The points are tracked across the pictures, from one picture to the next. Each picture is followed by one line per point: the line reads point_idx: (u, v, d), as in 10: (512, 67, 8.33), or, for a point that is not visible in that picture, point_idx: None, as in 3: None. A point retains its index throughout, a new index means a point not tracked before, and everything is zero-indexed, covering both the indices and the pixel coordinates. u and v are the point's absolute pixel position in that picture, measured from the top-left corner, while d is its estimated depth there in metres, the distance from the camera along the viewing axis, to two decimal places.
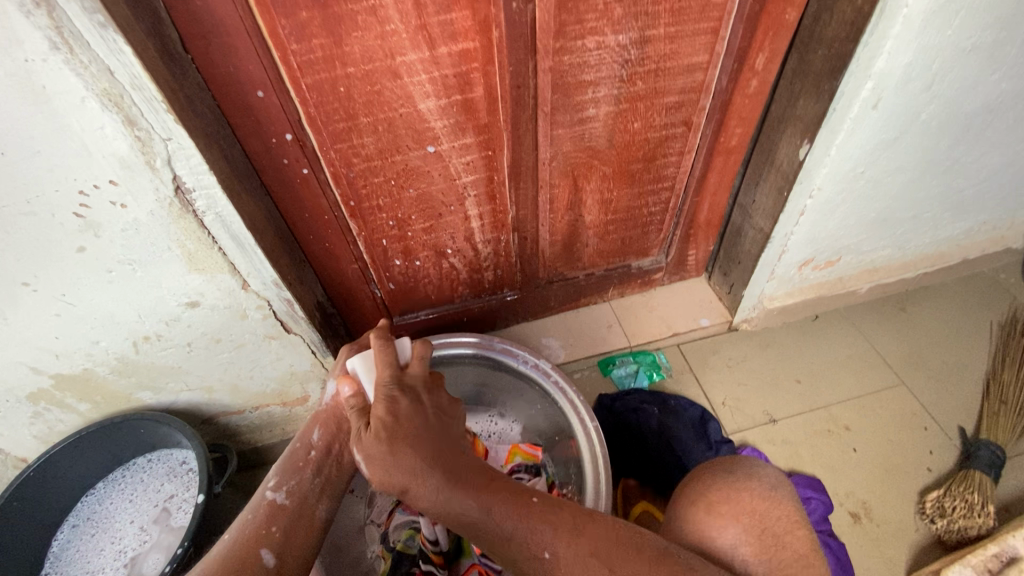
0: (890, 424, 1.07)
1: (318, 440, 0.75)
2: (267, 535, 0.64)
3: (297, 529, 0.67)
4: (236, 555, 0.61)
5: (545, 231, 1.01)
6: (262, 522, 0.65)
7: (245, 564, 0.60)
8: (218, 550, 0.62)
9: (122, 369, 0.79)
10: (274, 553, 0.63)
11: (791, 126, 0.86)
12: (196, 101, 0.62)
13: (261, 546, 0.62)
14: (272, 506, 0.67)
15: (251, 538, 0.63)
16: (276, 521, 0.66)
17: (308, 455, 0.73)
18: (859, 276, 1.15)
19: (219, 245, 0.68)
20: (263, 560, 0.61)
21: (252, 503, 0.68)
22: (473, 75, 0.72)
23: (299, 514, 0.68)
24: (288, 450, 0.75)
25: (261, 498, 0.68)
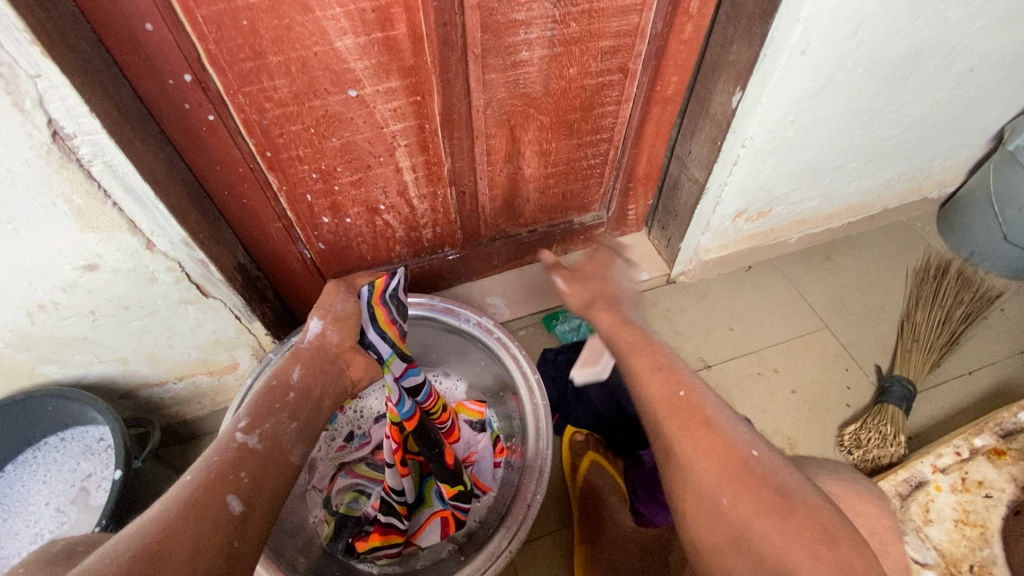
0: (813, 365, 1.13)
1: (298, 381, 0.69)
2: (235, 480, 0.55)
3: (268, 476, 0.57)
4: (197, 500, 0.51)
5: (484, 185, 0.98)
6: (229, 465, 0.56)
7: (209, 510, 0.51)
8: (173, 495, 0.52)
9: (19, 342, 0.72)
10: (243, 499, 0.53)
11: (725, 73, 0.85)
12: (71, 33, 0.54)
13: (229, 492, 0.53)
14: (243, 449, 0.58)
15: (215, 481, 0.54)
16: (245, 465, 0.56)
17: (287, 395, 0.67)
18: (790, 226, 1.19)
19: (114, 201, 0.61)
20: (229, 507, 0.52)
21: (218, 444, 0.59)
22: (394, 10, 0.66)
23: (271, 459, 0.59)
24: (262, 387, 0.67)
25: (229, 440, 0.59)
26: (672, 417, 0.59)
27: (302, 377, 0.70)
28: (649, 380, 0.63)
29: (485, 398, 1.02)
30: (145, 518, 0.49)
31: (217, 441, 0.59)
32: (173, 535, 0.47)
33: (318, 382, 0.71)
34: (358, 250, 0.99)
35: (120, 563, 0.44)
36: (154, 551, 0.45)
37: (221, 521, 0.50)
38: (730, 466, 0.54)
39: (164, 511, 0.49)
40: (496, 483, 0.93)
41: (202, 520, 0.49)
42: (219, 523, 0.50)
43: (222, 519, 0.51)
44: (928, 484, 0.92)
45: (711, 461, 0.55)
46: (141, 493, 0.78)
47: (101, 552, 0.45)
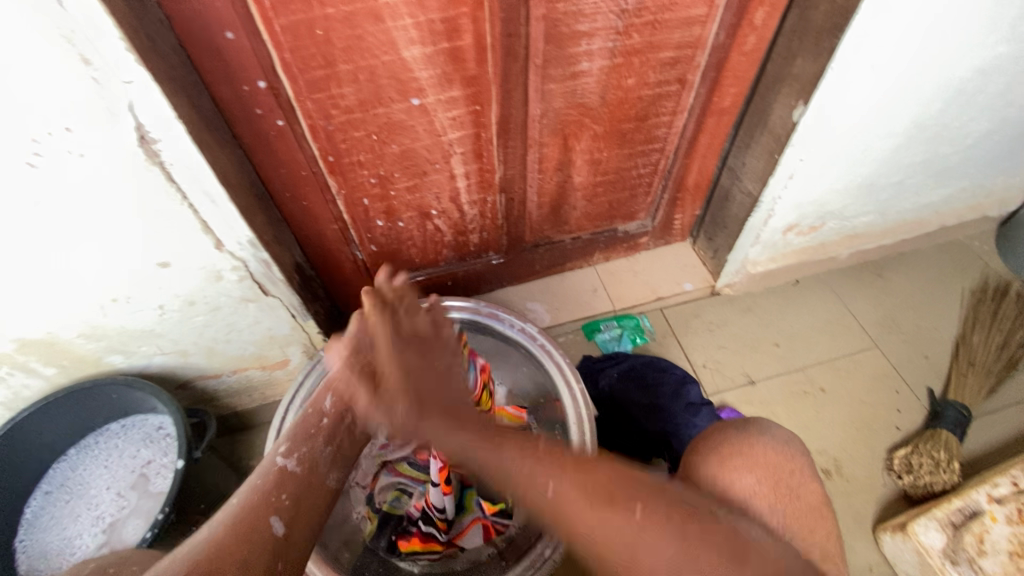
0: (861, 386, 1.10)
1: (331, 409, 0.65)
2: (276, 503, 0.55)
3: (307, 498, 0.58)
4: (244, 522, 0.52)
5: (533, 192, 0.98)
6: (271, 487, 0.56)
7: (253, 534, 0.51)
8: (221, 517, 0.53)
9: (90, 333, 0.75)
10: (286, 521, 0.54)
11: (787, 86, 0.84)
12: (160, 40, 0.56)
13: (271, 513, 0.54)
14: (283, 473, 0.58)
15: (257, 505, 0.54)
16: (286, 488, 0.56)
17: (320, 422, 0.64)
18: (841, 242, 1.17)
19: (190, 201, 0.63)
20: (273, 529, 0.53)
21: (260, 468, 0.59)
22: (462, 21, 0.67)
23: (309, 482, 0.59)
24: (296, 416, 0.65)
25: (269, 464, 0.59)
26: (581, 487, 0.56)
27: (334, 404, 0.66)
28: (509, 449, 0.59)
29: (525, 404, 1.02)
30: (198, 538, 0.51)
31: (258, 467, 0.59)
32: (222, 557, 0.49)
33: (354, 409, 0.66)
34: (408, 253, 1.00)
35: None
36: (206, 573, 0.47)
37: (262, 546, 0.51)
38: (616, 508, 0.54)
39: (215, 532, 0.51)
40: None
41: (247, 544, 0.50)
42: (264, 546, 0.51)
43: (265, 542, 0.51)
44: (983, 514, 0.88)
45: (598, 509, 0.54)
46: (199, 482, 0.80)
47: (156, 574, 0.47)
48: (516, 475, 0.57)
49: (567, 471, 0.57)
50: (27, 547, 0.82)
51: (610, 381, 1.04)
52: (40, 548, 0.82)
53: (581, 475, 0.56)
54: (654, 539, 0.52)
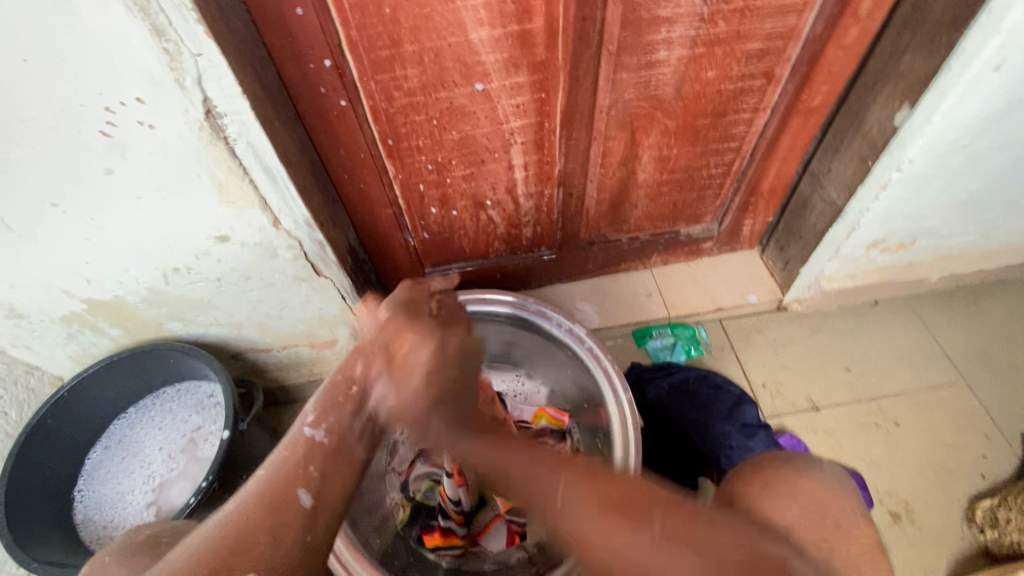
0: (942, 424, 0.99)
1: (367, 370, 0.55)
2: (303, 476, 0.48)
3: (339, 470, 0.49)
4: (269, 495, 0.46)
5: (593, 188, 0.94)
6: (297, 458, 0.48)
7: (280, 507, 0.46)
8: (249, 484, 0.47)
9: (152, 299, 0.78)
10: (314, 493, 0.47)
11: (889, 86, 0.75)
12: (231, 15, 0.56)
13: (298, 486, 0.47)
14: (310, 445, 0.49)
15: (285, 473, 0.47)
16: (314, 460, 0.48)
17: (349, 390, 0.52)
18: (932, 263, 1.05)
19: (250, 178, 0.63)
20: (299, 502, 0.47)
21: (287, 436, 0.50)
22: (534, 3, 0.64)
23: (343, 452, 0.50)
24: (323, 375, 0.53)
25: (296, 434, 0.50)
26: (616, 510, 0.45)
27: (365, 368, 0.53)
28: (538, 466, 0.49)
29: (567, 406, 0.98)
30: (226, 510, 0.47)
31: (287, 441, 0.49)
32: (245, 535, 0.45)
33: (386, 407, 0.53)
34: (459, 242, 0.98)
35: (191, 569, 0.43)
36: (231, 552, 0.44)
37: (292, 522, 0.46)
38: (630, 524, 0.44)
39: (239, 508, 0.46)
40: None
41: (274, 516, 0.46)
42: (291, 522, 0.46)
43: (295, 519, 0.46)
44: None
45: (604, 517, 0.45)
46: (245, 454, 0.82)
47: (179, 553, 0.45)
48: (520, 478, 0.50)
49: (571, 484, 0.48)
50: (83, 497, 0.87)
51: (659, 393, 0.98)
52: (95, 499, 0.87)
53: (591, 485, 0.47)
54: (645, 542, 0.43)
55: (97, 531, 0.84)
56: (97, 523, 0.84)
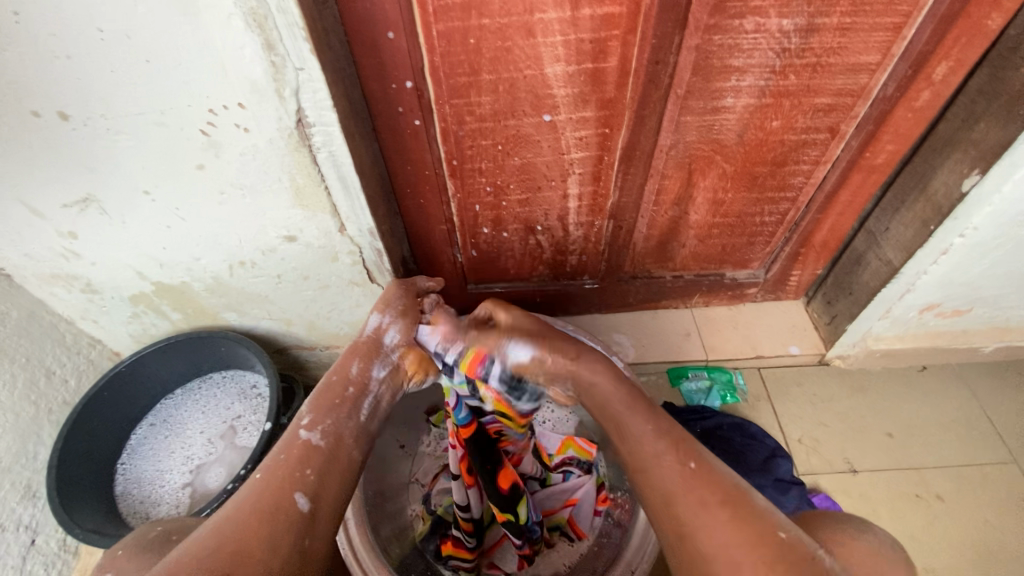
0: (989, 504, 0.94)
1: (357, 375, 0.64)
2: (300, 478, 0.53)
3: (337, 467, 0.56)
4: (263, 502, 0.50)
5: (643, 223, 0.95)
6: (294, 463, 0.54)
7: (280, 512, 0.49)
8: (241, 495, 0.51)
9: (215, 289, 0.82)
10: (310, 495, 0.52)
11: (959, 151, 0.75)
12: (331, 33, 0.60)
13: (293, 490, 0.51)
14: (307, 447, 0.56)
15: (281, 479, 0.52)
16: (310, 463, 0.54)
17: (347, 391, 0.63)
18: (988, 332, 1.02)
19: (326, 184, 0.67)
20: (297, 505, 0.50)
21: (282, 440, 0.57)
22: (611, 44, 0.66)
23: (338, 454, 0.57)
24: (321, 383, 0.64)
25: (292, 438, 0.57)
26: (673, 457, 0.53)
27: (362, 369, 0.65)
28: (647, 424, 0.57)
29: (597, 438, 0.94)
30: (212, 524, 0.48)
31: (280, 442, 0.57)
32: (248, 539, 0.47)
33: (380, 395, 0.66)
34: (505, 263, 1.00)
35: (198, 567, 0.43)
36: (234, 552, 0.45)
37: (289, 522, 0.49)
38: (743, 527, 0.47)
39: (234, 517, 0.48)
40: (593, 531, 0.87)
41: (274, 522, 0.48)
42: (291, 525, 0.49)
43: (291, 517, 0.49)
44: None
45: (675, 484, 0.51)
46: None
47: (178, 554, 0.45)
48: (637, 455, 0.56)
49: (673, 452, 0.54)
50: (125, 470, 0.90)
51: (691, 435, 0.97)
52: (136, 473, 0.90)
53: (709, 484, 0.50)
54: (714, 524, 0.48)
55: (134, 505, 0.87)
56: (135, 497, 0.88)
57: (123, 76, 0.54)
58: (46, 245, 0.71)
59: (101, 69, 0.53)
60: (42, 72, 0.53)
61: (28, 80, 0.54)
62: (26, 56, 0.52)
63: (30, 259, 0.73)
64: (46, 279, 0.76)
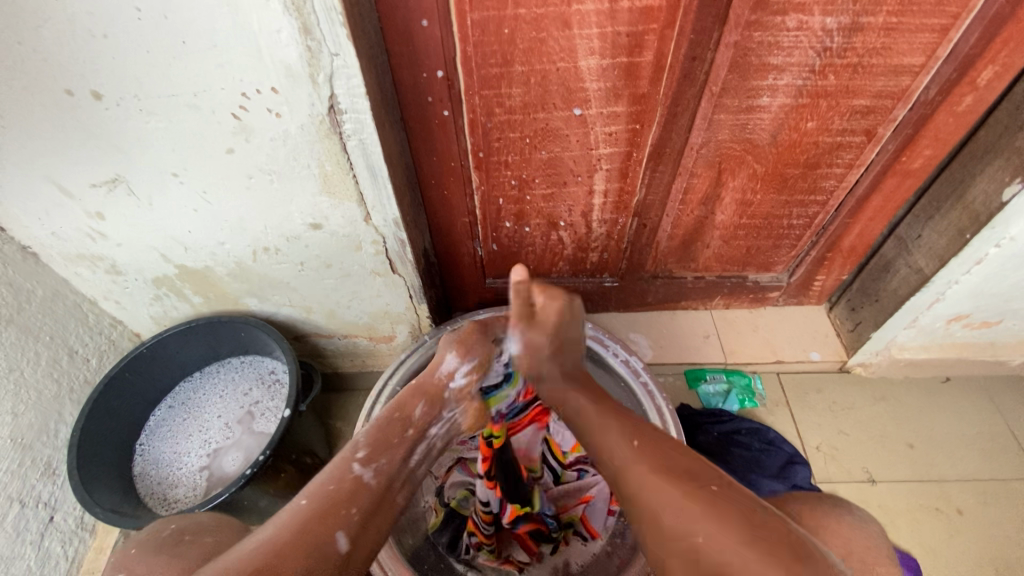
0: (1011, 520, 0.93)
1: (418, 421, 0.64)
2: (344, 516, 0.52)
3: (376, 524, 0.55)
4: (309, 531, 0.49)
5: (668, 223, 0.94)
6: (342, 498, 0.53)
7: (318, 545, 0.49)
8: (287, 516, 0.51)
9: (238, 274, 0.82)
10: (350, 536, 0.51)
11: (1000, 159, 0.73)
12: (367, 20, 0.59)
13: (336, 526, 0.51)
14: (357, 484, 0.55)
15: (328, 512, 0.51)
16: (357, 502, 0.54)
17: (405, 433, 0.63)
18: (1016, 345, 1.00)
19: (354, 172, 0.67)
20: (337, 544, 0.50)
21: (334, 465, 0.56)
22: (648, 37, 0.65)
23: (380, 500, 0.56)
24: (381, 416, 0.64)
25: (345, 469, 0.56)
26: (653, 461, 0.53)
27: (424, 414, 0.65)
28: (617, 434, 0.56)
29: None
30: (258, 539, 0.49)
31: (335, 462, 0.57)
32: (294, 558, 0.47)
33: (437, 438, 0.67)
34: (525, 258, 0.99)
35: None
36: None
37: (325, 558, 0.49)
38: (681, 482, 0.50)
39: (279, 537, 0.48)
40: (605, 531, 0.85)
41: (311, 552, 0.48)
42: (326, 558, 0.49)
43: (327, 555, 0.49)
44: None
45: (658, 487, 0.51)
46: (299, 435, 0.85)
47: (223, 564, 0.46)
48: (582, 413, 0.62)
49: (642, 447, 0.54)
50: (143, 451, 0.91)
51: (708, 438, 0.96)
52: (155, 455, 0.91)
53: (651, 443, 0.55)
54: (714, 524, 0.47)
55: (151, 486, 0.88)
56: (153, 478, 0.89)
57: (158, 56, 0.54)
58: (73, 225, 0.71)
59: (136, 49, 0.53)
60: (77, 51, 0.53)
61: (62, 57, 0.53)
62: (62, 34, 0.51)
63: (55, 238, 0.73)
64: (71, 258, 0.77)
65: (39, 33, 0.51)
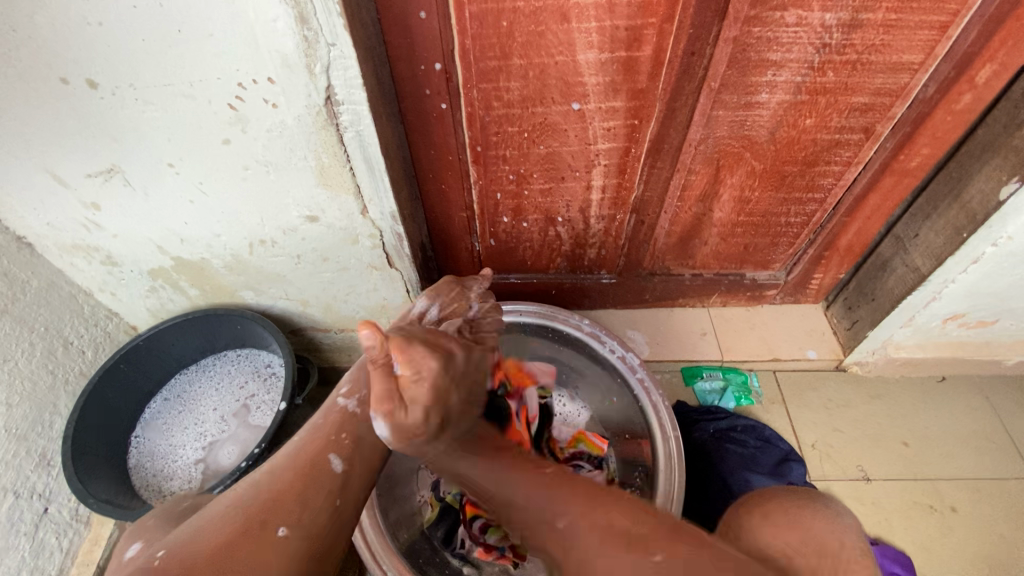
0: (1005, 519, 0.93)
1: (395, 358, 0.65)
2: (336, 441, 0.53)
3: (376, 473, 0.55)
4: (301, 459, 0.50)
5: (666, 219, 0.93)
6: (330, 429, 0.55)
7: (313, 466, 0.49)
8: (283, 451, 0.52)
9: (234, 266, 0.81)
10: (345, 459, 0.51)
11: (998, 157, 0.73)
12: (365, 11, 0.59)
13: (330, 450, 0.51)
14: (343, 414, 0.56)
15: (319, 441, 0.52)
16: (346, 428, 0.54)
17: None
18: (1012, 345, 1.00)
19: (351, 165, 0.66)
20: (330, 465, 0.50)
21: (323, 409, 0.59)
22: (647, 32, 0.65)
23: (368, 431, 0.56)
24: (360, 363, 0.65)
25: (332, 405, 0.58)
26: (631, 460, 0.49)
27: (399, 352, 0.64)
28: None
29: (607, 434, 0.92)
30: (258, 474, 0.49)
31: (323, 410, 0.58)
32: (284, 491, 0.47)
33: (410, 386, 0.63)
34: (522, 254, 0.99)
35: (231, 520, 0.44)
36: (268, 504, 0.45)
37: (322, 479, 0.49)
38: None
39: (273, 468, 0.49)
40: None
41: (310, 477, 0.48)
42: (322, 481, 0.49)
43: (323, 478, 0.49)
44: None
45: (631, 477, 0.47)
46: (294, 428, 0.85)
47: (221, 504, 0.47)
48: None
49: None
50: (139, 443, 0.91)
51: (704, 435, 0.97)
52: (150, 447, 0.91)
53: None
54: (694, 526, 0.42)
55: (147, 478, 0.88)
56: (148, 470, 0.88)
57: (154, 45, 0.53)
58: (69, 215, 0.71)
59: (132, 38, 0.53)
60: (72, 39, 0.53)
61: (57, 45, 0.53)
62: (57, 21, 0.51)
63: (51, 228, 0.73)
64: (67, 249, 0.76)
65: (35, 20, 0.51)
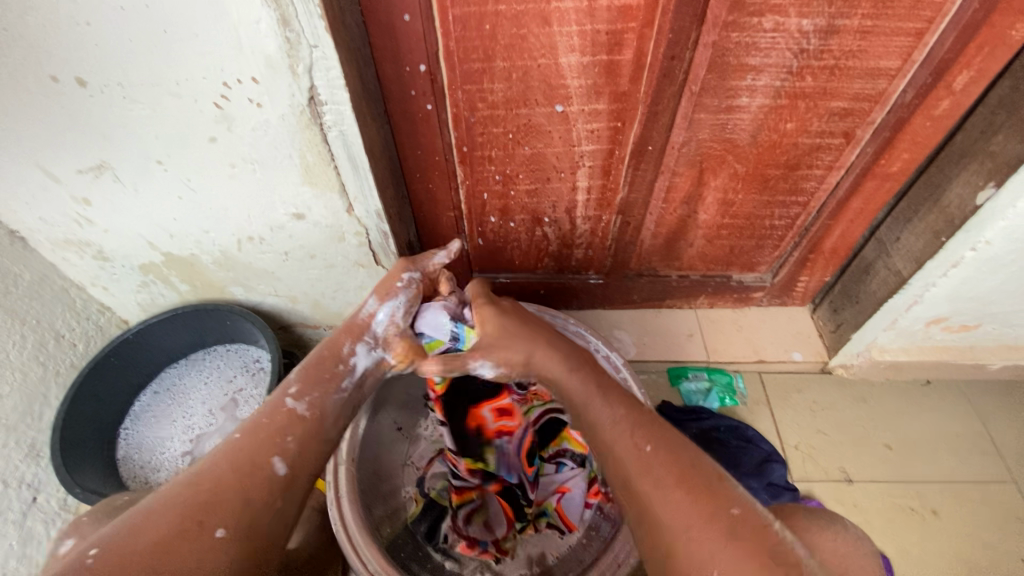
0: (984, 522, 0.94)
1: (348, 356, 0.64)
2: (280, 444, 0.55)
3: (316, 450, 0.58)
4: (241, 458, 0.53)
5: (652, 221, 0.94)
6: (274, 428, 0.56)
7: (256, 467, 0.52)
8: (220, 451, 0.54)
9: (223, 263, 0.83)
10: (288, 462, 0.54)
11: (975, 162, 0.74)
12: (348, 13, 0.60)
13: (273, 453, 0.54)
14: (290, 415, 0.57)
15: (262, 440, 0.54)
16: (292, 431, 0.56)
17: (336, 368, 0.63)
18: (995, 350, 1.01)
19: (335, 163, 0.68)
20: (273, 469, 0.53)
21: (268, 404, 0.58)
22: (627, 36, 0.66)
23: (317, 431, 0.58)
24: (312, 356, 0.64)
25: (279, 403, 0.58)
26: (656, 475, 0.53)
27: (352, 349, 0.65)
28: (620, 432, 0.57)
29: None
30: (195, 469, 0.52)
31: (267, 401, 0.59)
32: (218, 492, 0.50)
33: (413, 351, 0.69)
34: (510, 254, 1.00)
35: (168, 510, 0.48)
36: (206, 501, 0.49)
37: (262, 481, 0.52)
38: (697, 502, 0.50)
39: (213, 466, 0.52)
40: (583, 524, 0.85)
41: (251, 476, 0.52)
42: (261, 484, 0.52)
43: (265, 480, 0.52)
44: None
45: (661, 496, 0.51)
46: None
47: (157, 498, 0.50)
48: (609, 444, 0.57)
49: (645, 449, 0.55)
50: (127, 435, 0.92)
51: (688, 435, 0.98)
52: (138, 440, 0.92)
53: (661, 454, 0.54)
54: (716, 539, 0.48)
55: (134, 470, 0.89)
56: (136, 462, 0.90)
57: (140, 45, 0.55)
58: (60, 210, 0.73)
59: (119, 38, 0.54)
60: (60, 38, 0.54)
61: (46, 44, 0.54)
62: (46, 21, 0.52)
63: (43, 223, 0.74)
64: (59, 243, 0.78)
65: (24, 19, 0.52)
